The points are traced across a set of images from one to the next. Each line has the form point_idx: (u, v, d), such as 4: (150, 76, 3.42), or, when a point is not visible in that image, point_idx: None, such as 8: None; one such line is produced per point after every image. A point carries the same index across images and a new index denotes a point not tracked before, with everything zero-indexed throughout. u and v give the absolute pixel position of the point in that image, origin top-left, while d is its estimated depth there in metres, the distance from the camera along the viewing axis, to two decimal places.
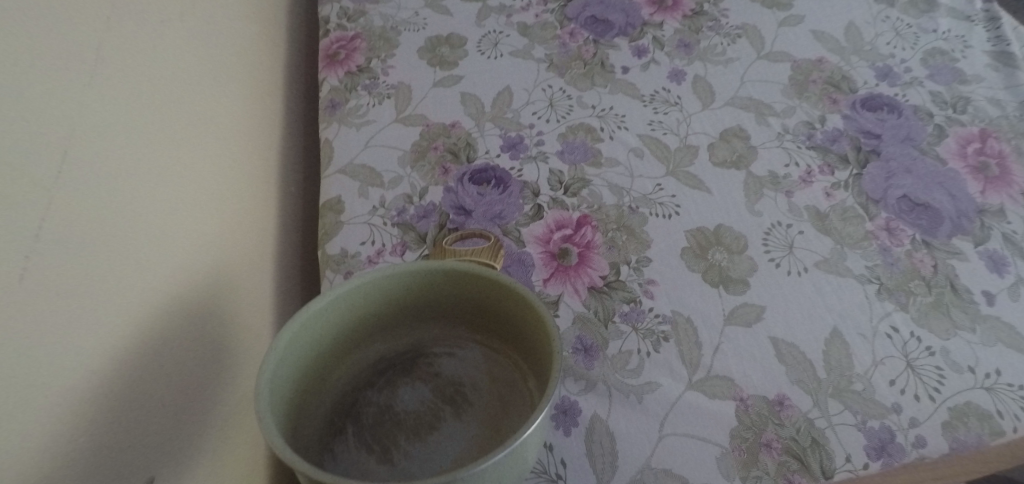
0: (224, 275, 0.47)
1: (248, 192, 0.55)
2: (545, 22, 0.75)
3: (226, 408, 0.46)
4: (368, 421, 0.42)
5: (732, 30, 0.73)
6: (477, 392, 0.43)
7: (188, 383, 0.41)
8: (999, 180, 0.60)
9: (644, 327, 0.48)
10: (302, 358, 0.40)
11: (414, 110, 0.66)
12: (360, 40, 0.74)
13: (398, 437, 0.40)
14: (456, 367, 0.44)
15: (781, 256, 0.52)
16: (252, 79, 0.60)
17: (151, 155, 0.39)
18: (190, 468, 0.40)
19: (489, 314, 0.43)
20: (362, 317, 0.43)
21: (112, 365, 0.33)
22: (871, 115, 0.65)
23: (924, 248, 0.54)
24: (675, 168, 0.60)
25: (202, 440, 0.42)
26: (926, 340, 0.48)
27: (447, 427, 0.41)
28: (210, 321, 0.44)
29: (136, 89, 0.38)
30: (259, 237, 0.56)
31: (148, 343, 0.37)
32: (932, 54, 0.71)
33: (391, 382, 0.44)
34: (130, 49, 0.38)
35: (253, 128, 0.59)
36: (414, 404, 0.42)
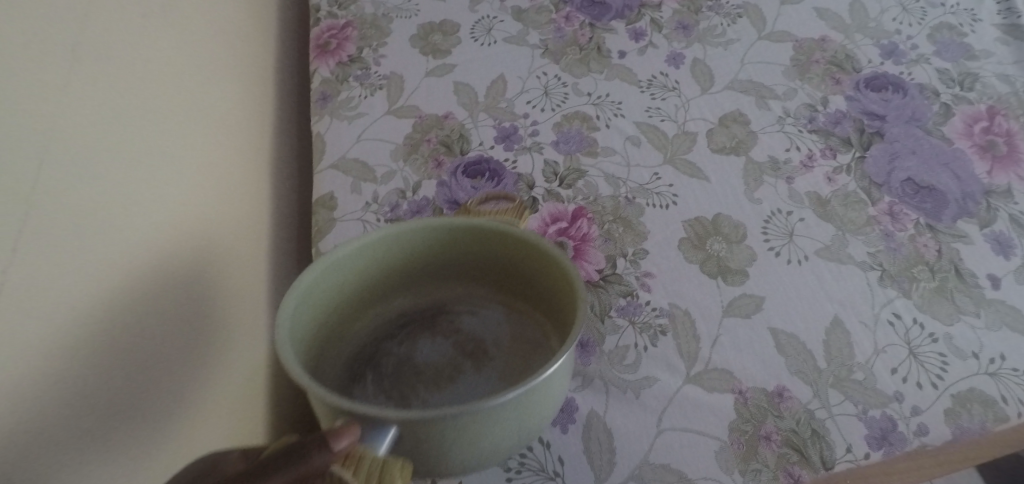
0: (212, 256, 0.48)
1: (235, 165, 0.55)
2: (540, 6, 0.73)
3: (218, 370, 0.47)
4: (387, 370, 0.43)
5: (732, 9, 0.71)
6: (495, 347, 0.43)
7: (177, 347, 0.42)
8: (1007, 159, 0.58)
9: (641, 321, 0.48)
10: (325, 305, 0.41)
11: (407, 101, 0.65)
12: (351, 29, 0.72)
13: (416, 384, 0.41)
14: (477, 324, 0.45)
15: (780, 245, 0.51)
16: (242, 68, 0.61)
17: (136, 138, 0.40)
18: (181, 427, 0.42)
19: (512, 273, 0.43)
20: (387, 270, 0.43)
21: (95, 339, 0.34)
22: (875, 95, 0.63)
23: (928, 231, 0.52)
24: (673, 156, 0.59)
25: (195, 401, 0.44)
26: (928, 326, 0.46)
27: (465, 379, 0.41)
28: (198, 289, 0.45)
29: (117, 73, 0.39)
30: (250, 208, 0.57)
31: (131, 318, 0.37)
32: (940, 29, 0.69)
33: (411, 336, 0.45)
34: (110, 34, 0.39)
35: (239, 102, 0.59)
36: (435, 357, 0.43)
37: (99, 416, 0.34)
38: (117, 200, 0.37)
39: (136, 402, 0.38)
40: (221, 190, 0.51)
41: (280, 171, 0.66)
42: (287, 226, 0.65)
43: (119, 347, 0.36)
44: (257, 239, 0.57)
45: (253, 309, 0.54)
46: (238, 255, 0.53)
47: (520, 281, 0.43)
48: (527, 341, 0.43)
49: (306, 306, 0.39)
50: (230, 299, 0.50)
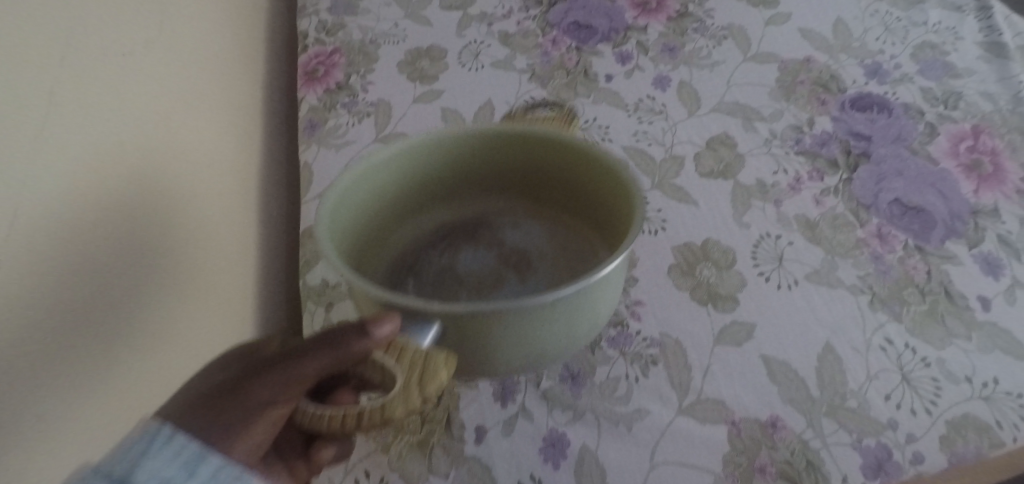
0: (187, 256, 0.49)
1: (213, 137, 0.56)
2: (527, 30, 0.73)
3: (195, 326, 0.49)
4: (429, 277, 0.46)
5: (718, 31, 0.72)
6: (532, 257, 0.47)
7: (152, 303, 0.43)
8: (993, 178, 0.58)
9: (632, 351, 0.47)
10: (369, 212, 0.43)
11: (394, 129, 0.65)
12: (339, 56, 0.72)
13: (457, 286, 0.44)
14: (516, 237, 0.48)
15: (770, 270, 0.51)
16: (228, 82, 0.61)
17: (114, 138, 0.41)
18: (158, 377, 0.43)
19: (554, 183, 0.46)
20: (434, 178, 0.46)
21: (62, 327, 0.35)
22: (861, 115, 0.64)
23: (916, 253, 0.52)
24: (661, 181, 0.59)
25: (172, 355, 0.45)
26: (920, 351, 0.46)
27: (510, 285, 0.44)
28: (171, 250, 0.46)
29: (96, 75, 0.39)
30: (228, 177, 0.58)
31: (103, 305, 0.38)
32: (922, 48, 0.70)
33: (453, 247, 0.48)
34: (90, 38, 0.39)
35: (215, 79, 0.59)
36: (478, 265, 0.46)
37: (69, 401, 0.35)
38: (92, 198, 0.38)
39: (107, 389, 0.38)
40: (202, 194, 0.52)
41: (266, 189, 0.66)
42: (271, 243, 0.65)
43: (90, 334, 0.37)
44: (238, 248, 0.58)
45: (231, 271, 0.56)
46: (217, 259, 0.53)
47: (565, 191, 0.45)
48: (566, 251, 0.46)
49: (353, 208, 0.41)
50: (206, 299, 0.51)
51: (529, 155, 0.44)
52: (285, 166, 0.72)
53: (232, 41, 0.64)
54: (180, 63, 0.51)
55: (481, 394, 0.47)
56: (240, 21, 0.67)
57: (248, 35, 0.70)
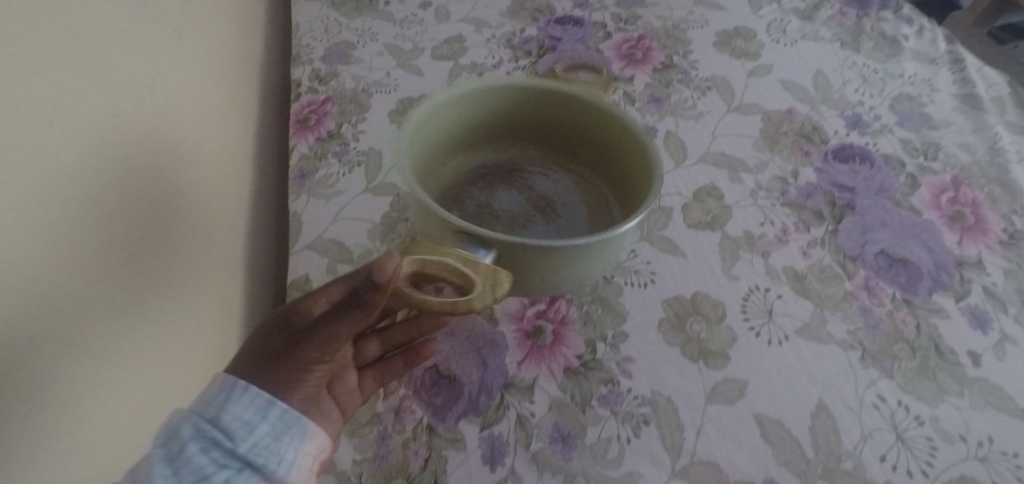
0: (190, 244, 0.51)
1: (220, 135, 0.59)
2: (516, 80, 0.71)
3: (195, 310, 0.52)
4: (471, 210, 0.50)
5: (702, 82, 0.70)
6: (561, 205, 0.52)
7: (154, 282, 0.46)
8: (975, 229, 0.59)
9: (623, 410, 0.47)
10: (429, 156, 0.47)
11: (385, 179, 0.63)
12: (330, 104, 0.69)
13: (500, 225, 0.50)
14: (546, 184, 0.53)
15: (761, 324, 0.51)
16: (225, 103, 0.61)
17: (110, 149, 0.41)
18: (158, 350, 0.46)
19: (584, 141, 0.50)
20: (482, 115, 0.49)
21: (55, 330, 0.36)
22: (843, 166, 0.63)
23: (904, 307, 0.53)
24: (649, 232, 0.58)
25: (173, 332, 0.48)
26: (914, 409, 0.47)
27: (536, 228, 0.50)
28: (173, 239, 0.49)
29: (106, 78, 0.41)
30: (232, 174, 0.61)
31: (99, 307, 0.40)
32: (899, 100, 0.70)
33: (490, 185, 0.52)
34: (88, 51, 0.39)
35: (225, 82, 0.62)
36: (510, 207, 0.52)
37: (42, 404, 0.35)
38: (75, 209, 0.37)
39: (83, 390, 0.38)
40: (192, 208, 0.52)
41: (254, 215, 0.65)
42: (256, 270, 0.64)
43: (76, 336, 0.38)
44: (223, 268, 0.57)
45: (230, 260, 0.59)
46: (201, 275, 0.53)
47: (592, 148, 0.50)
48: (593, 209, 0.51)
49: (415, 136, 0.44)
50: (187, 313, 0.50)
51: (567, 114, 0.49)
52: (276, 207, 0.70)
53: (229, 66, 0.63)
54: (181, 77, 0.51)
55: (470, 457, 0.46)
56: (237, 51, 0.66)
57: (245, 72, 0.68)
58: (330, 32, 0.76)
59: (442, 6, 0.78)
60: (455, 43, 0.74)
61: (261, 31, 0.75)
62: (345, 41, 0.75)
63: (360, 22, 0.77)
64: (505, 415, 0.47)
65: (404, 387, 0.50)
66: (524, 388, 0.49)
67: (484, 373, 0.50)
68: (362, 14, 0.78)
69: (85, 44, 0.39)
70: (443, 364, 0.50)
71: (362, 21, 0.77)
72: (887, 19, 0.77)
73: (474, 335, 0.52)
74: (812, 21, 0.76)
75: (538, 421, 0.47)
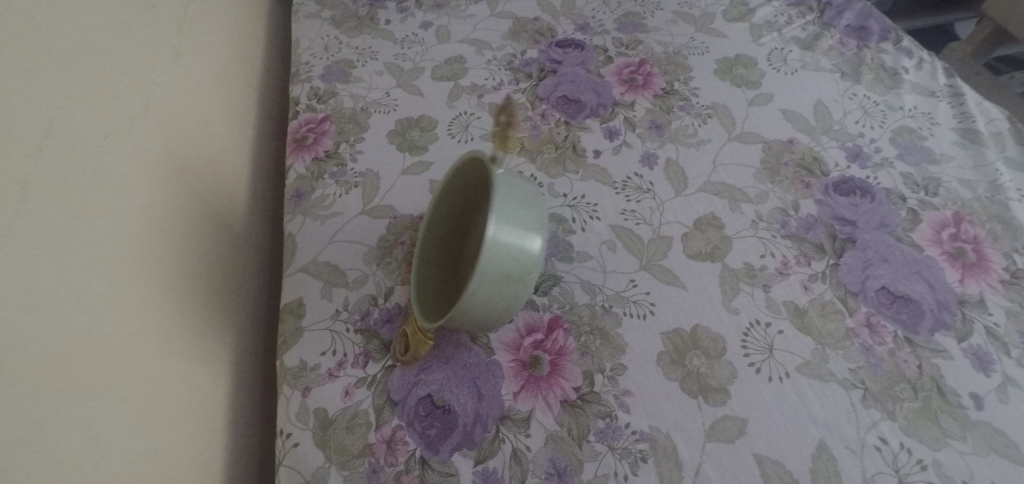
0: (203, 248, 0.55)
1: (218, 147, 0.62)
2: (516, 103, 0.70)
3: (212, 310, 0.55)
4: None
5: (703, 109, 0.70)
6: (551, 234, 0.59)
7: (173, 285, 0.50)
8: (977, 267, 0.58)
9: (620, 447, 0.48)
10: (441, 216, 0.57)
11: (382, 201, 0.62)
12: (329, 123, 0.69)
13: None
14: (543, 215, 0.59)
15: (761, 361, 0.51)
16: (218, 136, 0.63)
17: (90, 175, 0.43)
18: (182, 349, 0.50)
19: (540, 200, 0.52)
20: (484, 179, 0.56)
21: (79, 340, 0.40)
22: (844, 200, 0.62)
23: (906, 345, 0.53)
24: (649, 262, 0.58)
25: (194, 332, 0.52)
26: (916, 453, 0.48)
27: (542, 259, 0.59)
28: (184, 243, 0.52)
29: (80, 99, 0.44)
30: (233, 183, 0.64)
31: (122, 315, 0.44)
32: (900, 132, 0.68)
33: None
34: (42, 88, 0.41)
35: (220, 96, 0.65)
36: None
37: (70, 417, 0.39)
38: (40, 243, 0.39)
39: (81, 421, 0.40)
40: (191, 240, 0.53)
41: (255, 242, 0.66)
42: (260, 297, 0.65)
43: (95, 356, 0.41)
44: (228, 298, 0.58)
45: (242, 263, 0.62)
46: (206, 306, 0.54)
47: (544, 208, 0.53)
48: None
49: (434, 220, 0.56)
50: (191, 345, 0.51)
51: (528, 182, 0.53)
52: (273, 229, 0.71)
53: (222, 97, 0.65)
54: (164, 110, 0.53)
55: None
56: (229, 79, 0.68)
57: (237, 97, 0.69)
58: (330, 49, 0.76)
59: (444, 26, 0.78)
60: (456, 64, 0.74)
61: (253, 53, 0.76)
62: (345, 60, 0.75)
63: (361, 40, 0.77)
64: (500, 448, 0.48)
65: (398, 417, 0.49)
66: (519, 421, 0.49)
67: (480, 403, 0.50)
68: (362, 32, 0.78)
69: (38, 79, 0.41)
70: (438, 394, 0.50)
71: (363, 40, 0.77)
72: (887, 51, 0.75)
73: (469, 364, 0.52)
74: (813, 50, 0.75)
75: (533, 456, 0.48)
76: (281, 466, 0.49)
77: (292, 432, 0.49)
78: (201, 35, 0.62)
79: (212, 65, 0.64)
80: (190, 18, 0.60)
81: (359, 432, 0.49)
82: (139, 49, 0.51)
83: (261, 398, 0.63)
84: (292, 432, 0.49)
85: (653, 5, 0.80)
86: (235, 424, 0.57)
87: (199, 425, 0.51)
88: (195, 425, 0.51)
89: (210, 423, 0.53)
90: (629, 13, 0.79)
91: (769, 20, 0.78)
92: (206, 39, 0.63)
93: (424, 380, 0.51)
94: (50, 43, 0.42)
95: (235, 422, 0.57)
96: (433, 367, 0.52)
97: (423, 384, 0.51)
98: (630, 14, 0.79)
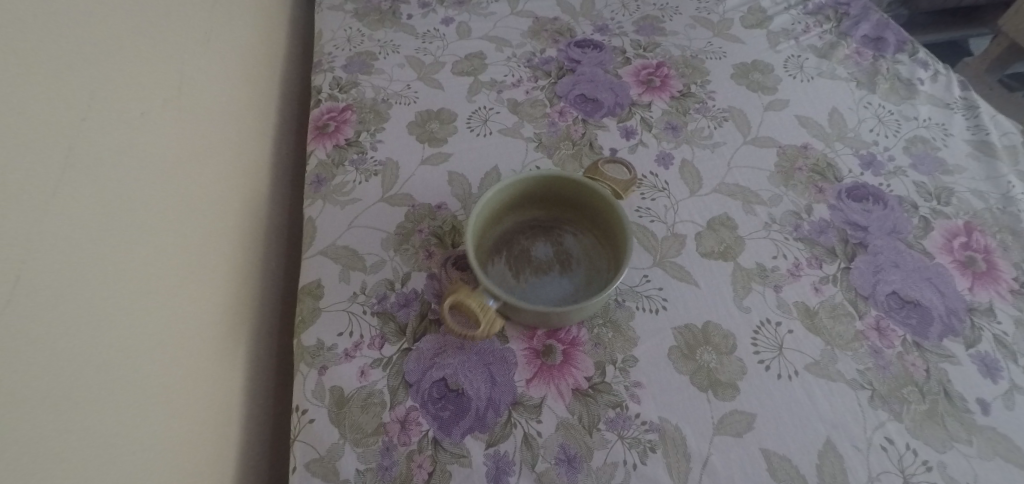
0: (219, 237, 0.56)
1: (240, 136, 0.63)
2: (535, 99, 0.71)
3: (227, 298, 0.56)
4: (510, 260, 0.57)
5: (718, 112, 0.70)
6: (581, 263, 0.57)
7: (191, 271, 0.50)
8: (987, 276, 0.59)
9: (630, 436, 0.49)
10: (489, 214, 0.54)
11: (401, 189, 0.63)
12: (350, 112, 0.70)
13: (524, 279, 0.56)
14: (575, 244, 0.57)
15: (771, 359, 0.52)
16: (240, 138, 0.63)
17: (128, 160, 0.44)
18: (202, 335, 0.51)
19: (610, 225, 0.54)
20: (547, 187, 0.55)
21: (115, 325, 0.41)
22: (856, 205, 0.63)
23: (914, 350, 0.54)
24: (662, 258, 0.59)
25: (212, 319, 0.53)
26: (922, 454, 0.49)
27: (552, 276, 0.56)
28: (202, 230, 0.53)
29: (122, 85, 0.44)
30: (252, 171, 0.65)
31: (150, 302, 0.45)
32: (914, 142, 0.69)
33: (533, 237, 0.58)
34: (83, 80, 0.41)
35: (245, 86, 0.66)
36: (544, 256, 0.57)
37: (109, 401, 0.40)
38: (71, 241, 0.39)
39: (105, 414, 0.39)
40: (207, 245, 0.53)
41: (269, 235, 0.67)
42: (271, 290, 0.65)
43: (130, 339, 0.42)
44: (239, 305, 0.58)
45: (255, 250, 0.63)
46: (218, 312, 0.54)
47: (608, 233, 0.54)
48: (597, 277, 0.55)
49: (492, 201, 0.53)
50: (205, 349, 0.51)
51: (596, 197, 0.54)
52: (288, 230, 0.72)
53: (245, 98, 0.66)
54: (191, 113, 0.53)
55: (475, 473, 0.47)
56: (253, 78, 0.68)
57: (260, 96, 0.70)
58: (352, 41, 0.77)
59: (465, 23, 0.79)
60: (476, 59, 0.75)
61: (277, 42, 0.77)
62: (367, 52, 0.76)
63: (383, 33, 0.78)
64: (512, 433, 0.49)
65: (412, 398, 0.50)
66: (532, 407, 0.50)
67: (492, 389, 0.51)
68: (385, 26, 0.79)
69: (78, 70, 0.41)
70: (452, 378, 0.51)
71: (385, 33, 0.78)
72: (904, 61, 0.76)
73: (482, 350, 0.53)
74: (830, 59, 0.76)
75: (544, 442, 0.49)
76: (296, 441, 0.49)
77: (307, 409, 0.50)
78: (228, 32, 0.62)
79: (237, 67, 0.64)
80: (218, 14, 0.60)
81: (373, 412, 0.50)
82: (172, 37, 0.51)
83: (266, 401, 0.63)
84: (308, 409, 0.50)
85: (671, 9, 0.81)
86: (243, 414, 0.58)
87: (209, 432, 0.51)
88: (206, 430, 0.50)
89: (223, 413, 0.54)
90: (648, 16, 0.80)
91: (787, 28, 0.79)
92: (232, 31, 0.63)
93: (437, 363, 0.52)
94: (92, 34, 0.43)
95: (245, 407, 0.58)
96: (447, 352, 0.53)
97: (436, 368, 0.52)
98: (649, 17, 0.80)
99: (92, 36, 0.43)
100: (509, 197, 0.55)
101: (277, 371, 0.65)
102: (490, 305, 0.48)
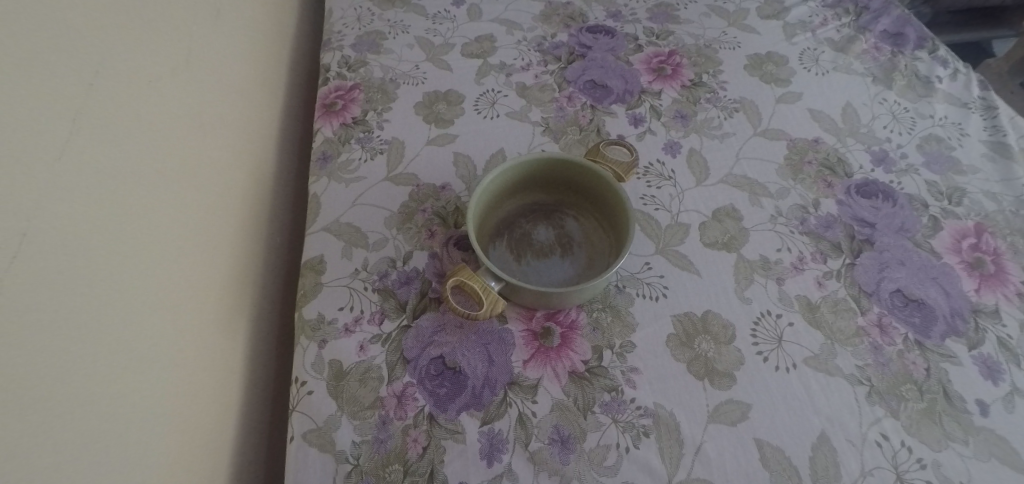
0: (219, 208, 0.55)
1: (246, 111, 0.63)
2: (544, 84, 0.71)
3: (227, 269, 0.56)
4: (511, 243, 0.57)
5: (729, 103, 0.70)
6: (581, 248, 0.57)
7: (192, 242, 0.50)
8: (995, 279, 0.58)
9: (624, 420, 0.49)
10: (493, 193, 0.54)
11: (405, 169, 0.63)
12: (358, 91, 0.70)
13: (524, 262, 0.56)
14: (577, 229, 0.57)
15: (769, 350, 0.52)
16: (246, 120, 0.63)
17: (134, 130, 0.44)
18: (201, 305, 0.51)
19: (611, 210, 0.54)
20: (550, 170, 0.55)
21: (115, 292, 0.41)
22: (865, 202, 0.62)
23: (915, 348, 0.53)
24: (665, 246, 0.58)
25: (213, 288, 0.53)
26: (916, 451, 0.49)
27: (553, 260, 0.56)
28: (203, 201, 0.53)
29: (126, 57, 0.44)
30: (257, 145, 0.65)
31: (150, 274, 0.45)
32: (928, 140, 0.68)
33: (534, 220, 0.58)
34: (91, 50, 0.41)
35: (253, 61, 0.66)
36: (544, 240, 0.57)
37: (112, 370, 0.40)
38: (69, 227, 0.38)
39: (101, 402, 0.39)
40: (209, 230, 0.53)
41: (271, 209, 0.67)
42: (272, 264, 0.66)
43: (131, 307, 0.43)
44: (241, 282, 0.58)
45: (256, 223, 0.63)
46: (220, 301, 0.54)
47: (610, 219, 0.54)
48: (596, 261, 0.55)
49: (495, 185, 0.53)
50: (204, 320, 0.51)
51: (598, 180, 0.54)
52: (291, 212, 0.72)
53: (253, 79, 0.65)
54: (195, 87, 0.53)
55: (469, 449, 0.48)
56: (261, 58, 0.68)
57: (269, 77, 0.70)
58: (362, 21, 0.77)
59: (476, 5, 0.78)
60: (486, 42, 0.74)
61: (287, 19, 0.77)
62: (376, 31, 0.75)
63: (393, 13, 0.77)
64: (507, 412, 0.49)
65: (409, 374, 0.51)
66: (528, 388, 0.50)
67: (489, 368, 0.51)
68: (395, 6, 0.78)
69: (88, 41, 0.41)
70: (450, 356, 0.52)
71: (395, 13, 0.77)
72: (922, 58, 0.74)
73: (481, 330, 0.53)
74: (846, 53, 0.75)
75: (538, 422, 0.49)
76: (295, 412, 0.50)
77: (306, 381, 0.51)
78: (238, 12, 0.62)
79: (245, 52, 0.64)
80: None
81: (371, 386, 0.50)
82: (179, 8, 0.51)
83: (265, 379, 0.63)
84: (307, 381, 0.51)
85: None
86: (242, 385, 0.59)
87: (207, 417, 0.51)
88: (204, 405, 0.51)
89: (223, 384, 0.55)
90: (662, 4, 0.79)
91: (804, 20, 0.78)
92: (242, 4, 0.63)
93: (435, 342, 0.52)
94: (102, 10, 0.42)
95: (244, 377, 0.59)
96: (447, 331, 0.53)
97: (434, 346, 0.52)
98: (664, 5, 0.79)
99: (101, 10, 0.42)
100: (512, 179, 0.55)
101: (277, 349, 0.66)
102: (491, 287, 0.48)
